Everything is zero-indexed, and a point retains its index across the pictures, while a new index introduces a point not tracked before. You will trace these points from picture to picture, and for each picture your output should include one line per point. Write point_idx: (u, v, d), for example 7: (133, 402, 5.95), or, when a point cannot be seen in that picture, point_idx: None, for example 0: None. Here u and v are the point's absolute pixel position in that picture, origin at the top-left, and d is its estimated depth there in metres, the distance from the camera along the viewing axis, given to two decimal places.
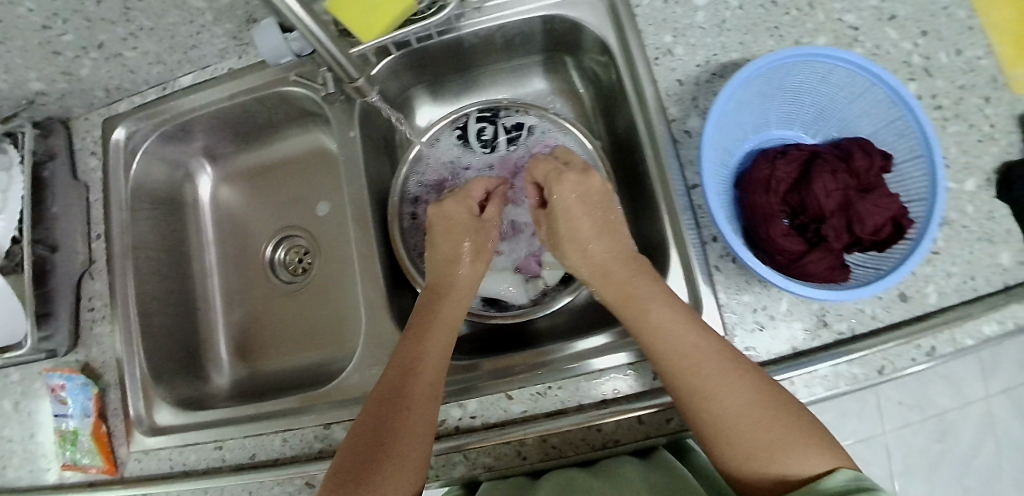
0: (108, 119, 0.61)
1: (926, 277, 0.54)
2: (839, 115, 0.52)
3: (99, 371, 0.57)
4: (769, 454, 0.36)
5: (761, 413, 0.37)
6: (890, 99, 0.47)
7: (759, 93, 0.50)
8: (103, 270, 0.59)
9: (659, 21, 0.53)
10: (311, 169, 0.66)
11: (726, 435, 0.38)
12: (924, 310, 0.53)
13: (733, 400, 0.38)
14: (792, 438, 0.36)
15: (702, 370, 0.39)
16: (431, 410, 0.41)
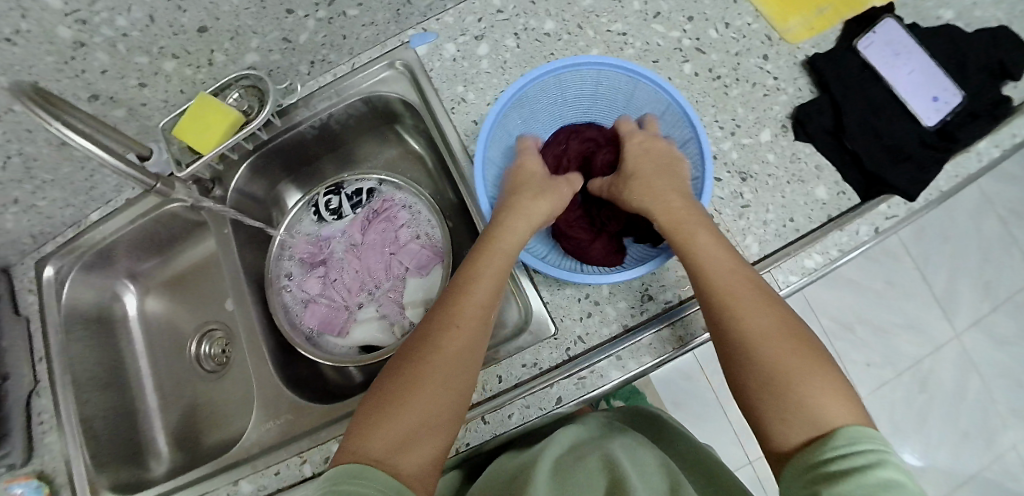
0: (39, 260, 0.72)
1: (740, 230, 0.59)
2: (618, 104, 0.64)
3: (52, 474, 0.65)
4: (804, 391, 0.39)
5: (801, 353, 0.41)
6: (655, 92, 0.59)
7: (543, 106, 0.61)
8: (47, 386, 0.68)
9: (451, 77, 0.62)
10: (214, 270, 0.77)
11: (779, 370, 0.40)
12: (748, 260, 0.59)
13: (768, 331, 0.42)
14: (807, 386, 0.39)
15: (739, 296, 0.43)
16: (455, 390, 0.44)
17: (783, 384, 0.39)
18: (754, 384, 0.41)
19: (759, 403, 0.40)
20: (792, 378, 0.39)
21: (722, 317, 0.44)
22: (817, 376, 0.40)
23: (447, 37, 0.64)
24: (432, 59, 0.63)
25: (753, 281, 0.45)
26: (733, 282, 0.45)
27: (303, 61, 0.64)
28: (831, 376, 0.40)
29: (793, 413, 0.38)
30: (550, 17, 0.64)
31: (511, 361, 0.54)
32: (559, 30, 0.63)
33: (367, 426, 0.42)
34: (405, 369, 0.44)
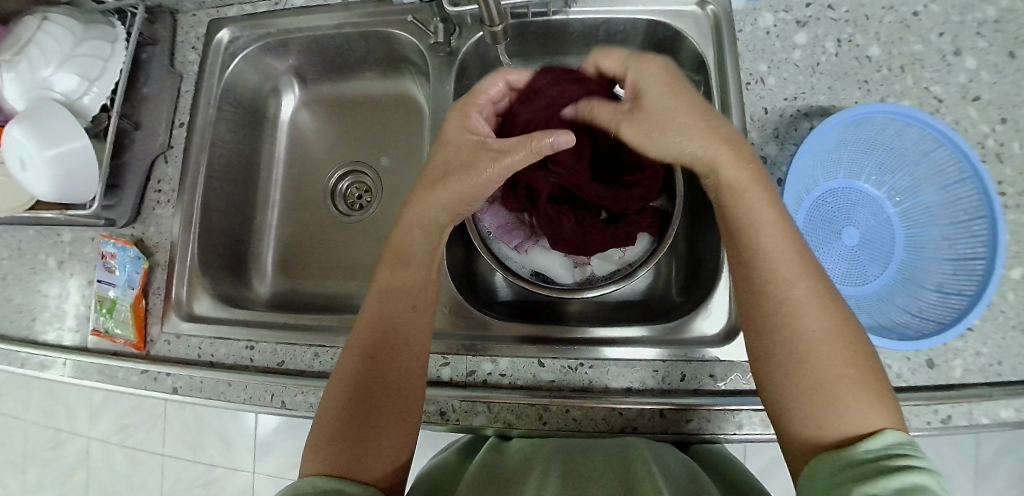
0: (214, 20, 0.63)
1: (955, 348, 0.52)
2: (907, 165, 0.53)
3: (151, 249, 0.59)
4: (832, 393, 0.32)
5: (836, 358, 0.33)
6: (965, 177, 0.48)
7: (841, 138, 0.51)
8: (178, 157, 0.62)
9: (758, 50, 0.55)
10: (392, 113, 0.70)
11: (806, 367, 0.33)
12: (947, 381, 0.51)
13: (834, 334, 0.34)
14: (843, 394, 0.32)
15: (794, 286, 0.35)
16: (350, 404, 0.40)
17: (814, 378, 0.33)
18: (777, 366, 0.35)
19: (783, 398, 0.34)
20: (824, 377, 0.33)
21: (757, 292, 0.37)
22: (862, 388, 0.32)
23: (770, 6, 0.56)
24: (745, 21, 0.56)
25: (806, 267, 0.36)
26: (783, 266, 0.36)
27: None
28: (874, 392, 0.33)
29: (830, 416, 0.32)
30: (879, 42, 0.55)
31: (698, 366, 0.49)
32: (882, 61, 0.55)
33: (327, 435, 0.39)
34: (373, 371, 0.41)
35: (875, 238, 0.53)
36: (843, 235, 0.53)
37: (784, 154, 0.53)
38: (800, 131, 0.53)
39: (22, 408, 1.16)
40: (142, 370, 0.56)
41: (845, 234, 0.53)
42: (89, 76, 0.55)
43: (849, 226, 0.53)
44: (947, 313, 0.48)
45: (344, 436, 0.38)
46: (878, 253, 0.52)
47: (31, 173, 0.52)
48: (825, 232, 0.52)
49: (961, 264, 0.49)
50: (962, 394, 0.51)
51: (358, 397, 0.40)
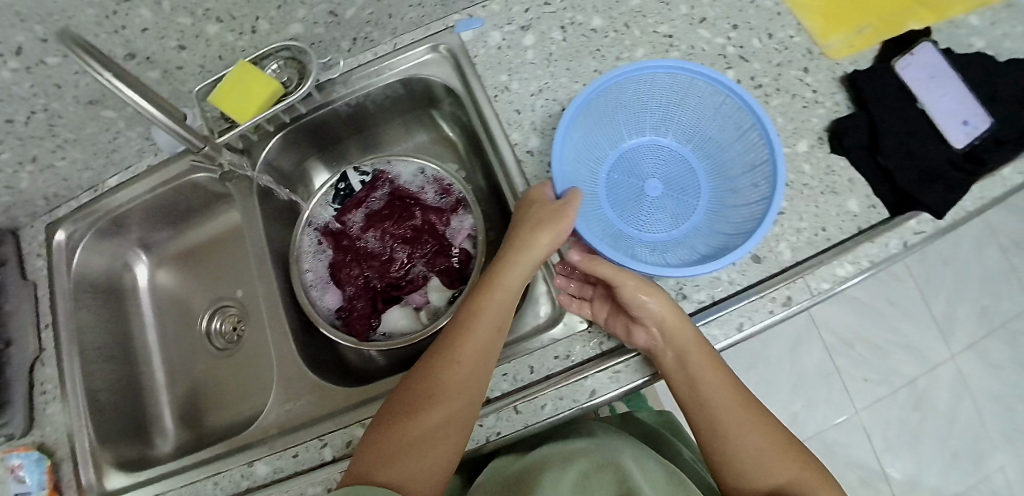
0: (50, 223, 0.70)
1: (777, 235, 0.60)
2: (649, 107, 0.62)
3: (52, 447, 0.62)
4: (760, 464, 0.45)
5: (750, 427, 0.47)
6: (695, 82, 0.57)
7: (585, 134, 0.59)
8: (52, 356, 0.65)
9: (495, 65, 0.61)
10: (230, 248, 0.76)
11: (735, 448, 0.46)
12: (779, 267, 0.59)
13: (742, 408, 0.48)
14: (774, 462, 0.45)
15: (721, 376, 0.49)
16: (461, 403, 0.45)
17: (739, 455, 0.45)
18: (728, 456, 0.46)
19: (722, 464, 0.46)
20: (748, 448, 0.45)
21: (693, 379, 0.49)
22: (776, 450, 0.45)
23: (494, 25, 0.62)
24: (477, 46, 0.62)
25: (707, 352, 0.50)
26: (696, 354, 0.49)
27: (346, 38, 0.62)
28: (786, 451, 0.46)
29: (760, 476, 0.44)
30: (598, 13, 0.63)
31: (543, 352, 0.54)
32: (606, 28, 0.62)
33: (382, 442, 0.44)
34: (431, 370, 0.47)
35: (671, 165, 0.64)
36: (647, 191, 0.63)
37: (546, 142, 0.58)
38: (553, 117, 0.59)
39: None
40: None
41: (649, 196, 0.63)
42: None
43: (646, 185, 0.63)
44: (757, 192, 0.54)
45: (387, 444, 0.43)
46: (683, 194, 0.63)
47: None
48: (631, 197, 0.63)
49: (750, 148, 0.57)
50: (792, 274, 0.58)
51: (440, 405, 0.44)
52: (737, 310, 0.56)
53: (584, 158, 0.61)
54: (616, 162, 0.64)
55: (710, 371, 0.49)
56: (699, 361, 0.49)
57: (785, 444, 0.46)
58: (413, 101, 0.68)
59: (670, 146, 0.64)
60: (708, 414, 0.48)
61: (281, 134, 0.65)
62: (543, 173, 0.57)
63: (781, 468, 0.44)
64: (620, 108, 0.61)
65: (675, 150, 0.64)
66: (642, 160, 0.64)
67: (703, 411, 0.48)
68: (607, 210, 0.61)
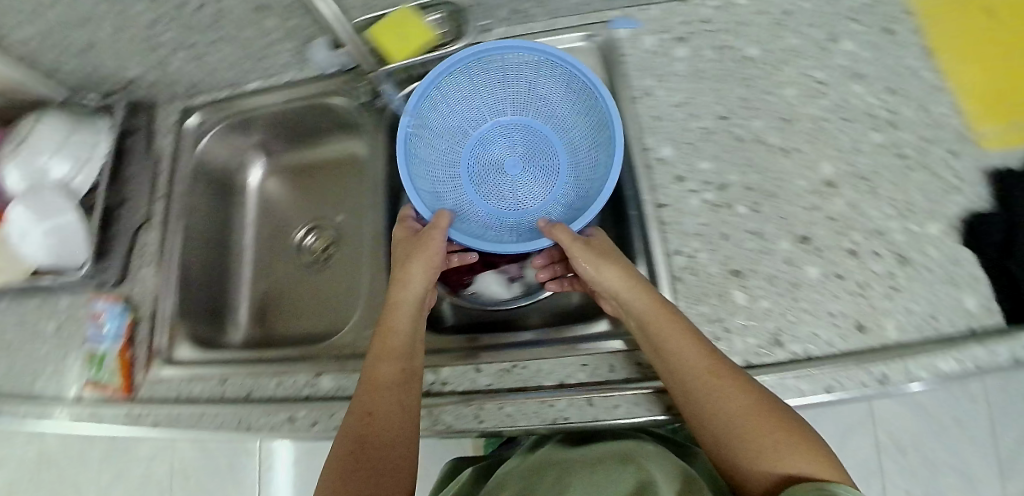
0: (185, 107, 0.74)
1: (885, 310, 0.54)
2: (493, 91, 0.67)
3: (137, 304, 0.66)
4: (767, 454, 0.41)
5: (750, 415, 0.42)
6: (520, 55, 0.61)
7: (449, 98, 0.65)
8: (157, 225, 0.69)
9: (643, 69, 0.60)
10: (342, 172, 0.77)
11: (739, 440, 0.43)
12: (880, 344, 0.54)
13: (745, 404, 0.43)
14: (791, 454, 0.41)
15: (721, 373, 0.44)
16: (410, 412, 0.46)
17: (736, 445, 0.43)
18: (732, 447, 0.43)
19: (721, 451, 0.44)
20: (743, 438, 0.42)
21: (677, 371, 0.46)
22: (789, 442, 0.41)
23: (652, 30, 0.61)
24: (629, 46, 0.60)
25: (688, 330, 0.47)
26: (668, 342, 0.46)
27: (504, 8, 0.61)
28: (797, 444, 0.41)
29: (766, 465, 0.41)
30: (758, 43, 0.60)
31: (628, 355, 0.53)
32: (761, 59, 0.60)
33: (337, 467, 0.42)
34: (372, 387, 0.46)
35: (512, 138, 0.68)
36: (507, 163, 0.68)
37: (680, 154, 0.57)
38: (691, 130, 0.58)
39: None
40: (125, 413, 0.61)
41: (512, 173, 0.67)
42: (80, 159, 0.65)
43: (506, 157, 0.68)
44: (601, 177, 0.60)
45: (342, 470, 0.41)
46: (538, 158, 0.68)
47: (29, 242, 0.62)
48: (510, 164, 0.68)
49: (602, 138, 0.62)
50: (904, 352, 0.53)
51: (394, 416, 0.44)
52: (829, 372, 0.52)
53: (467, 116, 0.68)
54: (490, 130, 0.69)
55: (700, 367, 0.45)
56: (696, 361, 0.45)
57: (803, 432, 0.42)
58: None
59: (515, 119, 0.69)
60: (710, 416, 0.44)
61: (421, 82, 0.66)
62: (671, 182, 0.56)
63: (786, 463, 0.41)
64: (480, 84, 0.66)
65: (517, 124, 0.69)
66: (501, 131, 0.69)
67: (687, 398, 0.45)
68: (474, 193, 0.67)
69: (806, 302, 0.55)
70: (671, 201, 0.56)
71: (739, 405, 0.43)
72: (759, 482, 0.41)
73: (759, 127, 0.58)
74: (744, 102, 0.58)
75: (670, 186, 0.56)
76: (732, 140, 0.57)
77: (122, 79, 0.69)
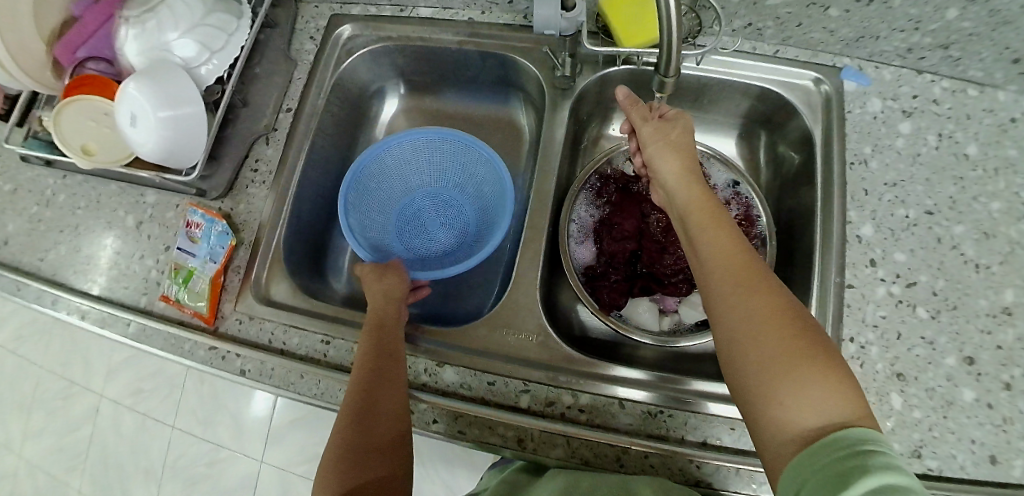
0: (337, 15, 0.65)
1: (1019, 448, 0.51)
2: (403, 170, 0.65)
3: (239, 226, 0.58)
4: (772, 375, 0.32)
5: (772, 327, 0.34)
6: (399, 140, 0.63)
7: (365, 196, 0.63)
8: (280, 141, 0.61)
9: (864, 132, 0.57)
10: (489, 135, 0.70)
11: (736, 351, 0.35)
12: (1008, 481, 0.51)
13: (766, 313, 0.34)
14: (798, 381, 0.31)
15: (748, 275, 0.37)
16: (393, 407, 0.45)
17: (756, 367, 0.33)
18: (749, 381, 0.34)
19: (778, 394, 0.32)
20: (760, 358, 0.33)
21: (718, 281, 0.38)
22: (808, 369, 0.32)
23: (879, 92, 0.59)
24: (855, 103, 0.58)
25: (734, 240, 0.39)
26: (714, 248, 0.39)
27: (743, 18, 0.57)
28: (825, 369, 0.32)
29: (776, 403, 0.32)
30: (977, 142, 0.57)
31: None
32: (977, 160, 0.57)
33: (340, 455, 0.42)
34: (378, 380, 0.45)
35: (435, 192, 0.66)
36: (429, 226, 0.65)
37: (878, 236, 0.54)
38: (894, 217, 0.55)
39: (37, 354, 1.13)
40: (209, 346, 0.54)
41: (433, 232, 0.64)
42: (211, 47, 0.56)
43: (429, 220, 0.65)
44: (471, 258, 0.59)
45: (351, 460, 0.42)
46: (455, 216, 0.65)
47: (139, 132, 0.52)
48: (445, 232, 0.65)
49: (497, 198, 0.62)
50: None
51: (387, 401, 0.44)
52: None
53: (389, 196, 0.65)
54: (421, 203, 0.66)
55: (738, 271, 0.37)
56: (720, 262, 0.38)
57: (837, 363, 0.32)
58: (748, 114, 0.65)
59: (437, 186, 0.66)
60: (717, 335, 0.37)
61: (623, 70, 0.57)
62: (865, 264, 0.54)
63: (806, 396, 0.31)
64: (392, 169, 0.65)
65: (441, 190, 0.66)
66: (426, 201, 0.66)
67: (723, 315, 0.36)
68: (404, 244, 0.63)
69: (953, 422, 0.53)
70: (860, 285, 0.54)
71: (765, 307, 0.34)
72: (783, 434, 0.31)
73: (959, 233, 0.56)
74: (952, 203, 0.56)
75: (861, 267, 0.54)
76: (931, 239, 0.55)
77: None
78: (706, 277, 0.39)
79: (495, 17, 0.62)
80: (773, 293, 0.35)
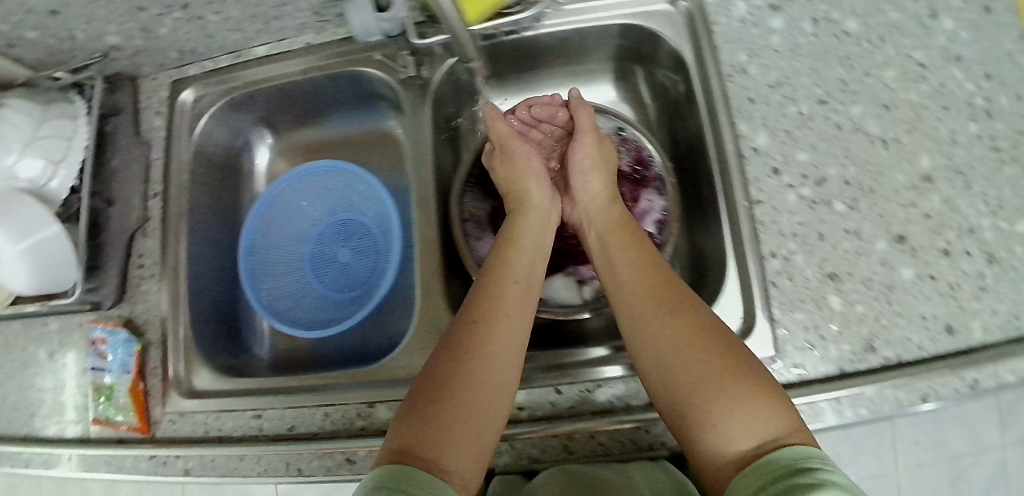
0: (177, 81, 0.62)
1: (973, 311, 0.51)
2: (297, 213, 0.63)
3: (142, 328, 0.57)
4: (705, 399, 0.38)
5: (698, 354, 0.39)
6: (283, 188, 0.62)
7: (267, 250, 0.62)
8: (157, 229, 0.58)
9: (735, 40, 0.54)
10: (370, 152, 0.67)
11: (671, 374, 0.40)
12: (970, 346, 0.51)
13: (697, 341, 0.40)
14: (733, 401, 0.37)
15: (674, 306, 0.43)
16: (494, 372, 0.41)
17: (689, 390, 0.38)
18: (688, 404, 0.38)
19: (715, 413, 0.37)
20: (693, 381, 0.39)
21: (652, 315, 0.43)
22: (731, 390, 0.37)
23: None
24: (719, 13, 0.54)
25: (657, 274, 0.46)
26: (639, 286, 0.45)
27: None
28: (751, 388, 0.37)
29: (712, 426, 0.37)
30: (855, 15, 0.56)
31: None
32: (860, 35, 0.55)
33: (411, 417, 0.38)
34: (467, 343, 0.42)
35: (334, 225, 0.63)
36: (341, 260, 0.62)
37: (775, 144, 0.52)
38: (788, 116, 0.52)
39: None
40: (150, 455, 0.53)
41: (346, 265, 0.62)
42: (54, 158, 0.53)
43: (340, 250, 0.62)
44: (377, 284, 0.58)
45: (422, 419, 0.38)
46: (359, 243, 0.62)
47: (8, 269, 0.51)
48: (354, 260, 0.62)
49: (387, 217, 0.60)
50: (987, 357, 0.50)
51: (456, 363, 0.40)
52: (926, 379, 0.49)
53: (292, 243, 0.63)
54: (326, 238, 0.63)
55: (663, 302, 0.43)
56: (645, 294, 0.45)
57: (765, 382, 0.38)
58: (616, 53, 0.61)
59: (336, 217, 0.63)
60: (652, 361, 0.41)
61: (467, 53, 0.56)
62: (768, 175, 0.51)
63: (738, 413, 0.36)
64: (287, 214, 0.63)
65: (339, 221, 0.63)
66: (330, 235, 0.63)
67: (655, 344, 0.42)
68: (324, 285, 0.61)
69: (898, 305, 0.51)
70: (769, 199, 0.51)
71: (689, 333, 0.41)
72: (721, 457, 0.36)
73: (858, 114, 0.53)
74: (844, 85, 0.54)
75: (766, 180, 0.51)
76: (831, 127, 0.52)
77: (100, 47, 0.57)
78: (637, 309, 0.44)
79: (334, 33, 0.59)
80: (703, 322, 0.41)
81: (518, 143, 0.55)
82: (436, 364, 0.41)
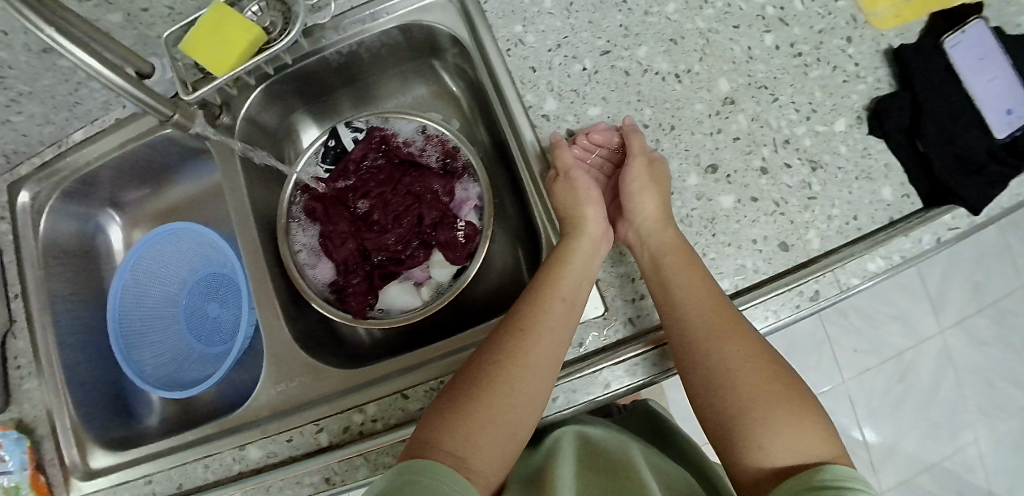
0: (12, 183, 0.63)
1: (804, 223, 0.51)
2: (163, 278, 0.66)
3: (32, 425, 0.58)
4: (761, 417, 0.40)
5: (760, 377, 0.41)
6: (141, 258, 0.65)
7: (140, 321, 0.64)
8: (25, 328, 0.60)
9: (508, 13, 0.54)
10: (205, 207, 0.71)
11: (723, 394, 0.42)
12: (807, 257, 0.50)
13: (745, 362, 0.42)
14: (779, 424, 0.39)
15: (723, 323, 0.43)
16: (535, 379, 0.41)
17: (739, 410, 0.41)
18: (733, 425, 0.41)
19: (751, 433, 0.39)
20: (745, 404, 0.41)
21: (683, 342, 0.43)
22: (783, 410, 0.40)
23: None
24: None
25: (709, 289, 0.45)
26: (697, 301, 0.44)
27: None
28: (794, 408, 0.40)
29: (757, 447, 0.39)
30: None
31: None
32: None
33: (450, 416, 0.40)
34: (507, 344, 0.43)
35: (200, 281, 0.66)
36: (212, 313, 0.65)
37: (563, 106, 0.52)
38: (573, 75, 0.52)
39: None
40: None
41: (217, 318, 0.65)
42: None
43: (210, 305, 0.65)
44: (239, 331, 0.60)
45: (451, 418, 0.39)
46: (225, 293, 0.65)
47: None
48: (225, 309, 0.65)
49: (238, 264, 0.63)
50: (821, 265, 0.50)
51: (507, 370, 0.41)
52: (762, 303, 0.49)
53: (164, 308, 0.66)
54: (195, 294, 0.66)
55: (715, 321, 0.43)
56: (699, 307, 0.44)
57: (806, 401, 0.41)
58: (412, 54, 0.62)
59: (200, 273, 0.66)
60: (697, 381, 0.43)
61: (258, 91, 0.58)
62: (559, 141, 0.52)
63: (790, 432, 0.39)
64: (154, 282, 0.66)
65: (203, 276, 0.66)
66: (196, 293, 0.66)
67: (699, 369, 0.43)
68: (199, 341, 0.64)
69: (724, 234, 0.50)
70: None
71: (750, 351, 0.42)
72: (755, 473, 0.39)
73: (645, 54, 0.53)
74: (625, 30, 0.53)
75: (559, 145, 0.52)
76: (619, 76, 0.52)
77: None
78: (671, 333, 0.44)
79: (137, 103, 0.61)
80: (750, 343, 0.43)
81: (581, 173, 0.50)
82: (490, 363, 0.42)
